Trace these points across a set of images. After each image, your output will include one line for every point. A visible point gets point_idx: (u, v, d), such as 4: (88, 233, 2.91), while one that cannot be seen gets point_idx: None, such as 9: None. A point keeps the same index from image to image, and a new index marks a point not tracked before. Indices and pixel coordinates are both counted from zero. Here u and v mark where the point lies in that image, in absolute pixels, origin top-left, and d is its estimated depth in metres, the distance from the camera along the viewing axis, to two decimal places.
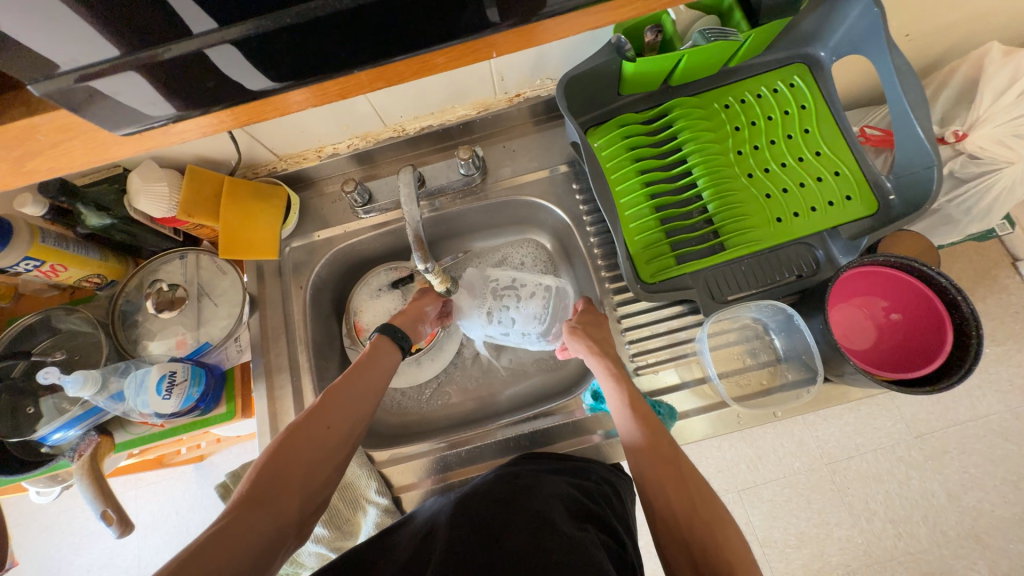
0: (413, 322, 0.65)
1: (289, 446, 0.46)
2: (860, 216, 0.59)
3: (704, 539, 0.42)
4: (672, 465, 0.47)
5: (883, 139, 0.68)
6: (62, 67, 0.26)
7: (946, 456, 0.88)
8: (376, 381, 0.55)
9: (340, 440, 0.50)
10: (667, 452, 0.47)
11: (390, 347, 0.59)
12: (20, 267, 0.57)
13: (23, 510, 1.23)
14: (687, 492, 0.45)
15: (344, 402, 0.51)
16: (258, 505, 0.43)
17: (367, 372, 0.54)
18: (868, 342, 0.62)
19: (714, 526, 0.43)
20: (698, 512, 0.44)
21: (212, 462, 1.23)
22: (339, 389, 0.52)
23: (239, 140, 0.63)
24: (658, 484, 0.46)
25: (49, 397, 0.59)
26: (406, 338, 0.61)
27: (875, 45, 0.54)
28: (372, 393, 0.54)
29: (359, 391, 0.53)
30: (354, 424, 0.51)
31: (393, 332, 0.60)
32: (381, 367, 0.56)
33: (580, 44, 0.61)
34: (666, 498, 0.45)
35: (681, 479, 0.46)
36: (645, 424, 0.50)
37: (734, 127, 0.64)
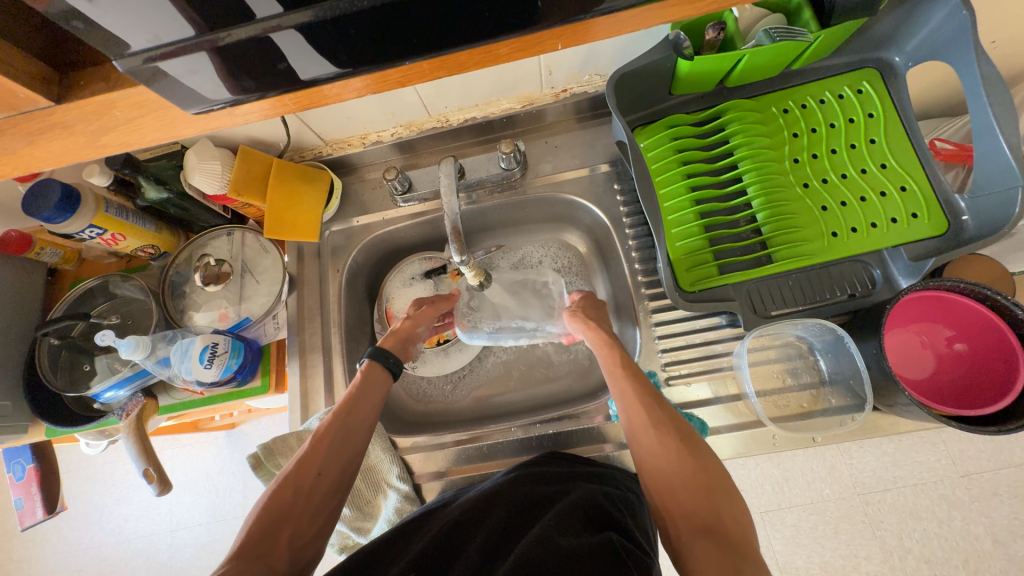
0: (404, 343, 0.64)
1: (279, 500, 0.46)
2: (927, 236, 0.55)
3: (685, 478, 0.43)
4: (656, 409, 0.48)
5: (956, 154, 0.63)
6: (133, 48, 0.26)
7: (995, 499, 0.82)
8: (364, 417, 0.54)
9: (330, 486, 0.49)
10: (651, 401, 0.48)
11: (381, 378, 0.58)
12: (85, 234, 0.60)
13: (73, 458, 1.33)
14: (669, 433, 0.45)
15: (332, 444, 0.50)
16: (250, 558, 0.42)
17: (357, 411, 0.53)
18: (925, 372, 0.58)
19: (696, 462, 0.43)
20: (681, 453, 0.44)
21: (242, 430, 1.30)
22: (327, 432, 0.51)
23: (289, 123, 0.65)
24: (643, 429, 0.47)
25: (103, 357, 0.63)
26: (396, 362, 0.60)
27: (960, 51, 0.50)
28: (360, 432, 0.53)
29: (347, 431, 0.52)
30: (343, 467, 0.51)
31: (383, 357, 0.59)
32: (371, 401, 0.55)
33: (633, 39, 0.59)
34: (650, 442, 0.46)
35: (663, 422, 0.46)
36: (632, 377, 0.51)
37: (792, 133, 0.61)
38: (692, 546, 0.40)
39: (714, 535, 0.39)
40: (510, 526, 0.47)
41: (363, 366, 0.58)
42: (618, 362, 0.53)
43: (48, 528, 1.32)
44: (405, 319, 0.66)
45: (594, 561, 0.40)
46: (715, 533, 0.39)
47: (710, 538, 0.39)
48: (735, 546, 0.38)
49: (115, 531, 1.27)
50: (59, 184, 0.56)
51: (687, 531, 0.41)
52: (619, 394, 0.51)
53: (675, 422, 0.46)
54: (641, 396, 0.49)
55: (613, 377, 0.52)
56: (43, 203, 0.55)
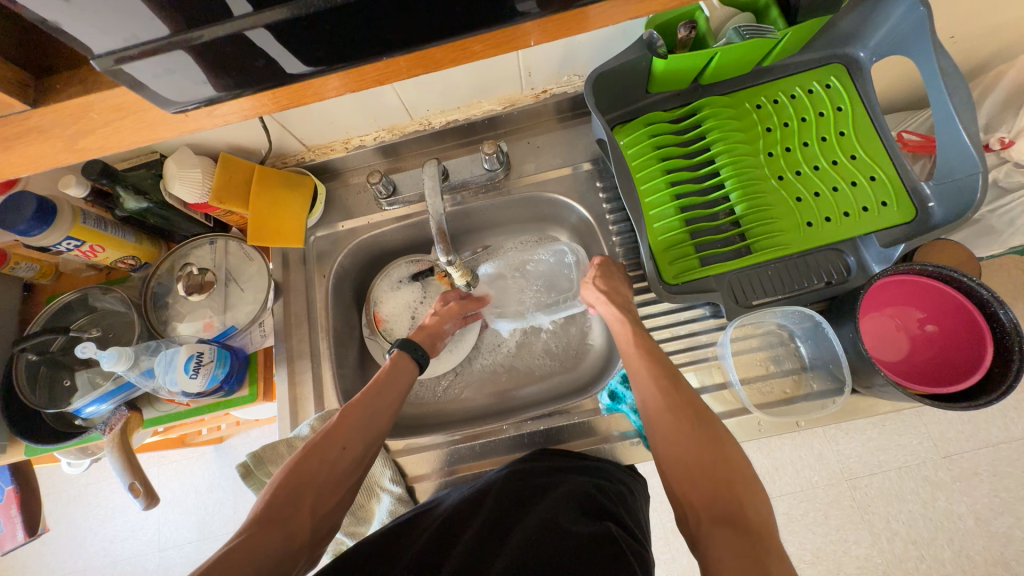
0: (432, 339, 0.67)
1: (304, 468, 0.47)
2: (897, 222, 0.57)
3: (704, 461, 0.44)
4: (674, 391, 0.49)
5: (922, 145, 0.66)
6: (100, 51, 0.27)
7: (976, 478, 0.85)
8: (390, 403, 0.56)
9: (355, 462, 0.51)
10: (669, 383, 0.49)
11: (405, 369, 0.60)
12: (61, 246, 0.59)
13: (54, 481, 1.29)
14: (687, 418, 0.47)
15: (359, 424, 0.52)
16: (272, 525, 0.44)
17: (383, 396, 0.55)
18: (899, 354, 0.60)
19: (715, 448, 0.44)
20: (699, 436, 0.45)
21: (230, 444, 1.27)
22: (354, 411, 0.53)
23: (271, 129, 0.64)
24: (660, 412, 0.48)
25: (83, 372, 0.62)
26: (422, 352, 0.63)
27: (919, 45, 0.52)
28: (386, 416, 0.54)
29: (373, 413, 0.54)
30: (367, 444, 0.52)
31: (412, 349, 0.62)
32: (394, 392, 0.56)
33: (610, 39, 0.60)
34: (667, 422, 0.47)
35: (681, 407, 0.47)
36: (649, 358, 0.52)
37: (765, 127, 0.63)
38: (712, 537, 0.40)
39: (733, 524, 0.40)
40: (506, 517, 0.47)
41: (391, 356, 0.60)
42: (633, 340, 0.55)
43: (29, 554, 1.27)
44: (433, 315, 0.68)
45: (591, 551, 0.40)
46: (734, 522, 0.40)
47: (729, 527, 0.40)
48: (754, 533, 0.39)
49: (100, 554, 1.24)
50: (34, 196, 0.55)
51: (705, 519, 0.41)
52: (635, 374, 0.52)
53: (693, 407, 0.48)
54: (658, 371, 0.50)
55: (630, 358, 0.54)
56: (17, 216, 0.54)
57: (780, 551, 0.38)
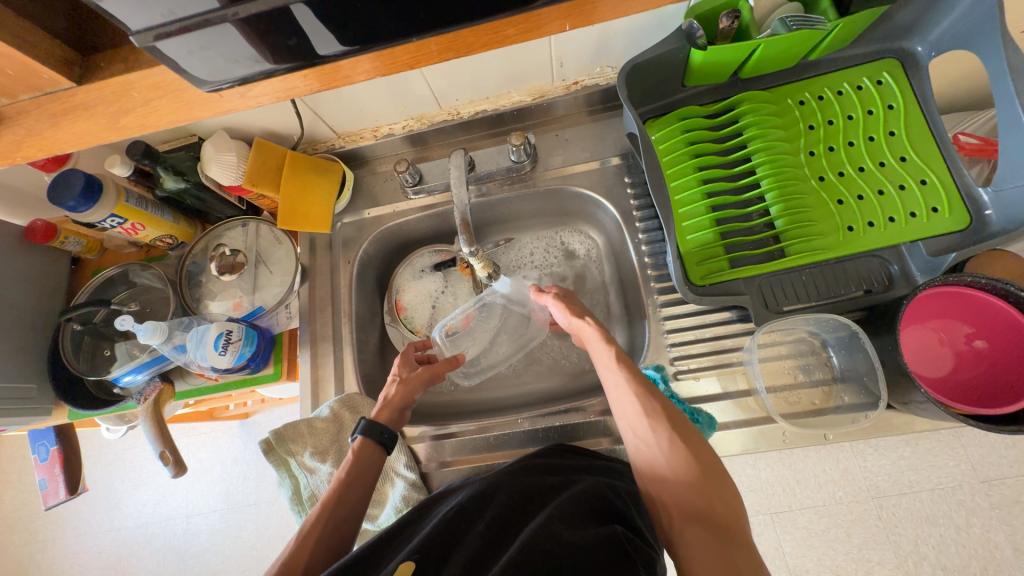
0: (399, 412, 0.60)
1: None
2: (947, 230, 0.53)
3: (679, 468, 0.42)
4: (651, 401, 0.47)
5: (981, 148, 0.61)
6: (138, 28, 0.27)
7: (1018, 506, 0.79)
8: (354, 504, 0.51)
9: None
10: (645, 393, 0.47)
11: (369, 454, 0.55)
12: (106, 223, 0.62)
13: (94, 444, 1.38)
14: (661, 422, 0.45)
15: (317, 544, 0.47)
16: None
17: (344, 501, 0.50)
18: (942, 370, 0.56)
19: (689, 453, 0.43)
20: (675, 440, 0.44)
21: (255, 420, 1.32)
22: (313, 530, 0.48)
23: (303, 114, 0.65)
24: (637, 419, 0.47)
25: (122, 344, 0.65)
26: (389, 433, 0.56)
27: (985, 38, 0.48)
28: (348, 526, 0.50)
29: (337, 524, 0.49)
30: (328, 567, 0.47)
31: (377, 432, 0.55)
32: (356, 492, 0.52)
33: (646, 29, 0.58)
34: (643, 429, 0.46)
35: (657, 414, 0.46)
36: (627, 369, 0.50)
37: (808, 125, 0.60)
38: (685, 536, 0.40)
39: (706, 523, 0.39)
40: (513, 510, 0.47)
41: (354, 446, 0.55)
42: (612, 355, 0.52)
43: (69, 511, 1.36)
44: (396, 386, 0.61)
45: (598, 558, 0.39)
46: (705, 519, 0.40)
47: (701, 524, 0.39)
48: (725, 531, 0.39)
49: (133, 516, 1.31)
50: (82, 174, 0.58)
51: (679, 520, 0.41)
52: (611, 387, 0.50)
53: (669, 413, 0.46)
54: (635, 387, 0.48)
55: (607, 366, 0.52)
56: (66, 192, 0.57)
57: (751, 553, 0.37)
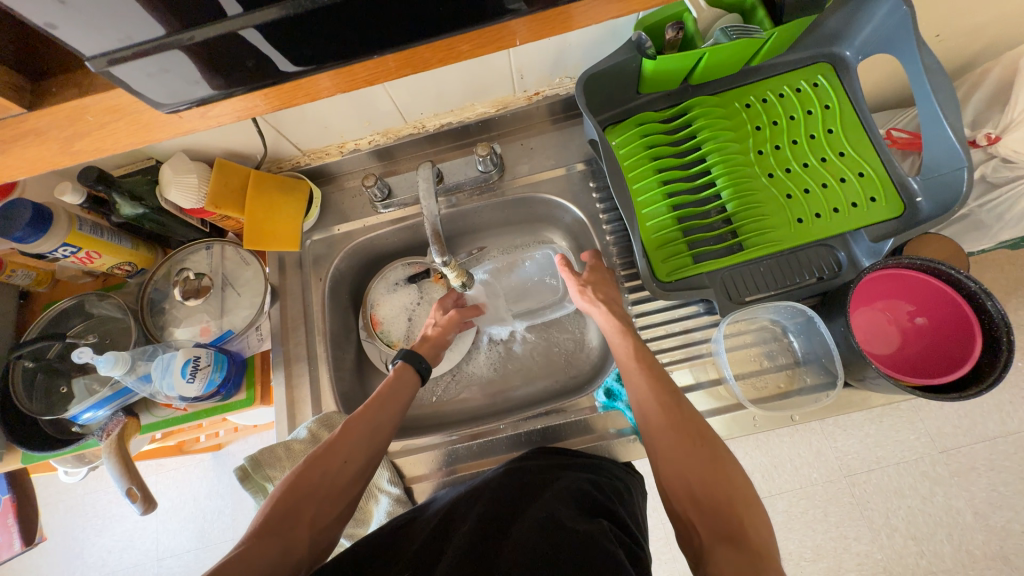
0: (436, 350, 0.67)
1: (303, 481, 0.48)
2: (885, 217, 0.58)
3: (707, 482, 0.43)
4: (676, 411, 0.48)
5: (910, 142, 0.67)
6: (92, 54, 0.27)
7: (973, 472, 0.85)
8: (391, 413, 0.56)
9: (356, 477, 0.51)
10: (670, 401, 0.48)
11: (409, 378, 0.60)
12: (58, 253, 0.59)
13: (50, 491, 1.28)
14: (688, 432, 0.46)
15: (360, 436, 0.52)
16: (267, 537, 0.44)
17: (386, 407, 0.56)
18: (890, 347, 0.61)
19: (717, 469, 0.44)
20: (701, 453, 0.45)
21: (228, 451, 1.27)
22: (358, 420, 0.53)
23: (265, 133, 0.65)
24: (663, 431, 0.47)
25: (80, 379, 0.62)
26: (425, 364, 0.63)
27: (903, 43, 0.53)
28: (388, 426, 0.55)
29: (374, 425, 0.54)
30: (368, 459, 0.52)
31: (415, 360, 0.62)
32: (395, 402, 0.57)
33: (599, 41, 0.61)
34: (668, 443, 0.46)
35: (684, 425, 0.47)
36: (653, 376, 0.51)
37: (755, 126, 0.64)
38: (714, 553, 0.39)
39: (736, 543, 0.39)
40: (501, 513, 0.47)
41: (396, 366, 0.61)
42: (631, 352, 0.54)
43: (26, 566, 1.26)
44: (434, 325, 0.69)
45: (591, 553, 0.39)
46: (735, 539, 0.39)
47: (731, 544, 0.39)
48: (756, 553, 0.38)
49: (98, 564, 1.23)
50: (30, 203, 0.55)
51: (708, 537, 0.41)
52: (633, 387, 0.51)
53: (697, 426, 0.47)
54: (660, 394, 0.49)
55: (627, 369, 0.53)
56: (13, 223, 0.54)
57: (782, 570, 0.37)
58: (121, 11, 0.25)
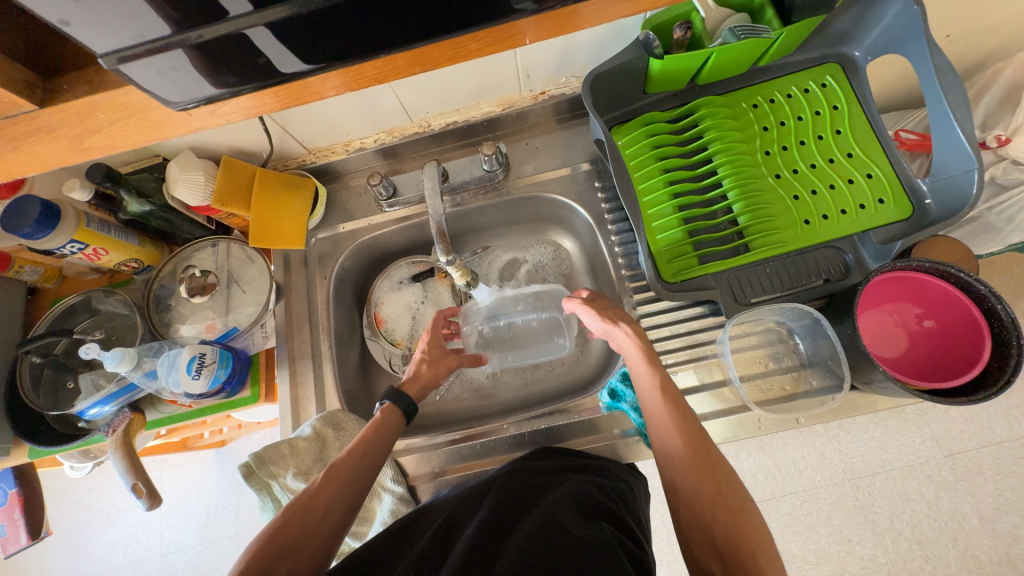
0: (426, 388, 0.63)
1: (279, 537, 0.46)
2: (895, 220, 0.58)
3: (728, 529, 0.42)
4: (701, 451, 0.46)
5: (919, 143, 0.66)
6: (102, 51, 0.27)
7: (980, 477, 0.84)
8: (373, 462, 0.53)
9: (332, 534, 0.48)
10: (696, 441, 0.47)
11: (393, 419, 0.58)
12: (66, 249, 0.59)
13: (56, 485, 1.30)
14: (705, 462, 0.46)
15: (338, 488, 0.50)
16: None
17: (367, 454, 0.53)
18: (898, 349, 0.60)
19: (737, 518, 0.43)
20: (722, 498, 0.44)
21: (232, 447, 1.27)
22: (337, 472, 0.51)
23: (271, 131, 0.65)
24: (684, 463, 0.46)
25: (87, 374, 0.62)
26: (412, 406, 0.60)
27: (913, 43, 0.53)
28: (368, 473, 0.52)
29: (354, 477, 0.51)
30: (345, 514, 0.50)
31: (399, 397, 0.59)
32: (377, 450, 0.54)
33: (606, 40, 0.61)
34: (691, 485, 0.45)
35: (708, 467, 0.45)
36: (672, 405, 0.50)
37: (762, 127, 0.63)
38: None
39: None
40: (505, 515, 0.47)
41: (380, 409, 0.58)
42: (655, 382, 0.52)
43: (32, 559, 1.27)
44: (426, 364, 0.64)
45: (593, 557, 0.39)
46: None
47: None
48: None
49: (102, 558, 1.24)
50: (39, 199, 0.56)
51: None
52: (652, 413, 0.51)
53: (714, 461, 0.46)
54: (682, 426, 0.48)
55: (651, 402, 0.51)
56: (21, 219, 0.55)
57: None
58: (133, 10, 0.25)
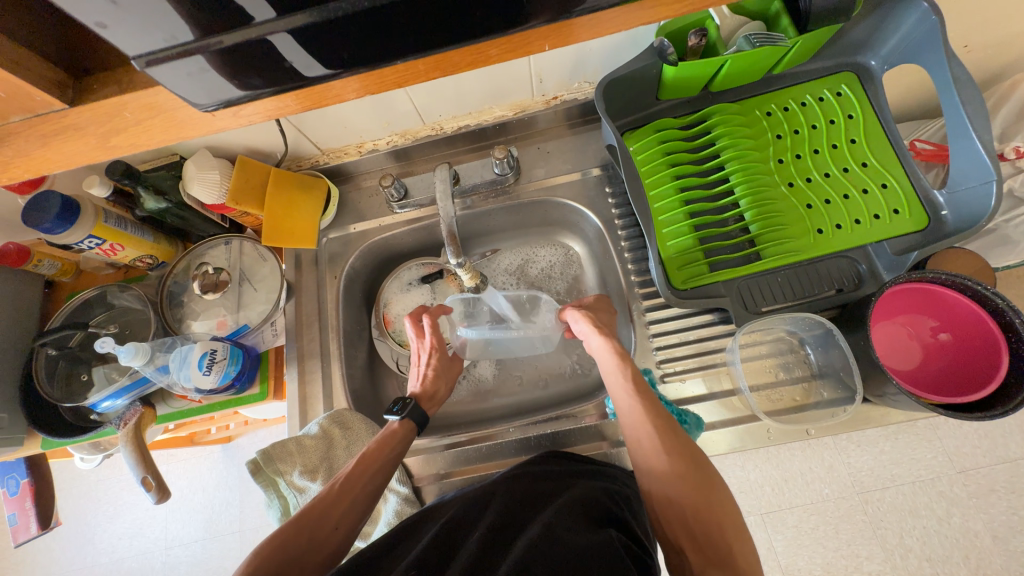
0: (431, 401, 0.64)
1: (291, 543, 0.46)
2: (909, 231, 0.57)
3: (699, 508, 0.43)
4: (671, 438, 0.47)
5: (936, 154, 0.65)
6: (133, 54, 0.28)
7: (993, 494, 0.83)
8: (384, 474, 0.54)
9: (342, 545, 0.49)
10: (665, 425, 0.48)
11: (405, 433, 0.58)
12: (84, 244, 0.60)
13: (66, 475, 1.31)
14: (680, 455, 0.45)
15: (353, 500, 0.51)
16: None
17: (380, 466, 0.54)
18: (912, 363, 0.59)
19: (708, 503, 0.43)
20: (695, 479, 0.44)
21: (238, 443, 1.29)
22: (350, 481, 0.52)
23: (287, 131, 0.66)
24: (654, 454, 0.46)
25: (100, 367, 0.63)
26: (424, 416, 0.61)
27: (931, 53, 0.52)
28: (379, 485, 0.53)
29: (365, 490, 0.52)
30: (354, 523, 0.50)
31: (411, 407, 0.60)
32: (389, 462, 0.55)
33: (620, 46, 0.61)
34: (662, 470, 0.45)
35: (679, 452, 0.46)
36: (642, 398, 0.50)
37: (776, 135, 0.63)
38: None
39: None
40: (509, 519, 0.47)
41: (392, 421, 0.58)
42: (627, 373, 0.52)
43: (39, 549, 1.29)
44: (428, 375, 0.65)
45: (597, 563, 0.39)
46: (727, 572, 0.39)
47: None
48: None
49: (108, 550, 1.25)
50: (60, 195, 0.57)
51: (699, 565, 0.41)
52: (624, 411, 0.51)
53: (690, 454, 0.46)
54: (655, 421, 0.48)
55: (625, 395, 0.51)
56: (42, 214, 0.56)
57: None
58: (165, 15, 0.26)
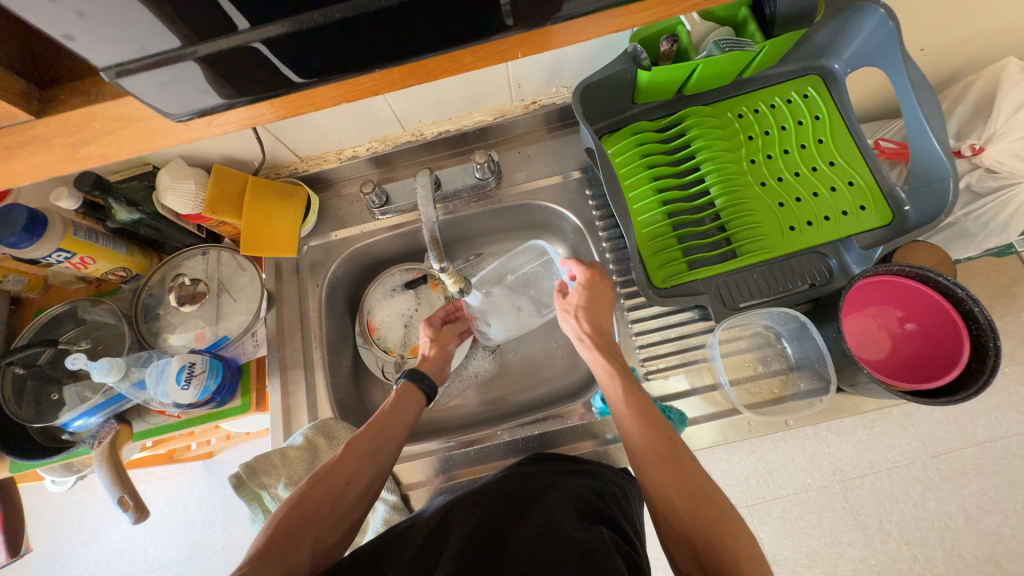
0: (440, 365, 0.67)
1: (306, 504, 0.48)
2: (875, 226, 0.59)
3: (709, 538, 0.42)
4: (671, 459, 0.47)
5: (897, 152, 0.69)
6: (102, 65, 0.27)
7: (964, 476, 0.86)
8: (393, 435, 0.56)
9: (360, 495, 0.52)
10: (668, 451, 0.47)
11: (411, 396, 0.60)
12: (52, 258, 0.59)
13: (36, 500, 1.26)
14: (682, 474, 0.46)
15: (363, 458, 0.53)
16: (267, 561, 0.44)
17: (390, 426, 0.56)
18: (882, 352, 0.62)
19: (716, 523, 0.43)
20: (699, 502, 0.44)
21: (220, 459, 1.25)
22: (361, 441, 0.53)
23: (264, 139, 0.65)
24: (657, 473, 0.47)
25: (72, 385, 0.61)
26: (432, 386, 0.63)
27: (889, 57, 0.55)
28: (389, 447, 0.55)
29: (377, 448, 0.54)
30: (370, 478, 0.53)
31: (418, 379, 0.62)
32: (398, 421, 0.57)
33: (596, 51, 0.62)
34: (667, 489, 0.46)
35: (681, 473, 0.46)
36: (641, 416, 0.50)
37: (747, 136, 0.65)
38: None
39: None
40: (499, 521, 0.47)
41: (398, 386, 0.61)
42: (622, 394, 0.53)
43: None
44: (432, 343, 0.68)
45: (587, 561, 0.39)
46: None
47: None
48: None
49: None
50: (26, 208, 0.55)
51: None
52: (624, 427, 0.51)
53: (692, 472, 0.46)
54: (655, 439, 0.48)
55: (623, 412, 0.52)
56: (6, 228, 0.54)
57: None
58: (135, 25, 0.26)
